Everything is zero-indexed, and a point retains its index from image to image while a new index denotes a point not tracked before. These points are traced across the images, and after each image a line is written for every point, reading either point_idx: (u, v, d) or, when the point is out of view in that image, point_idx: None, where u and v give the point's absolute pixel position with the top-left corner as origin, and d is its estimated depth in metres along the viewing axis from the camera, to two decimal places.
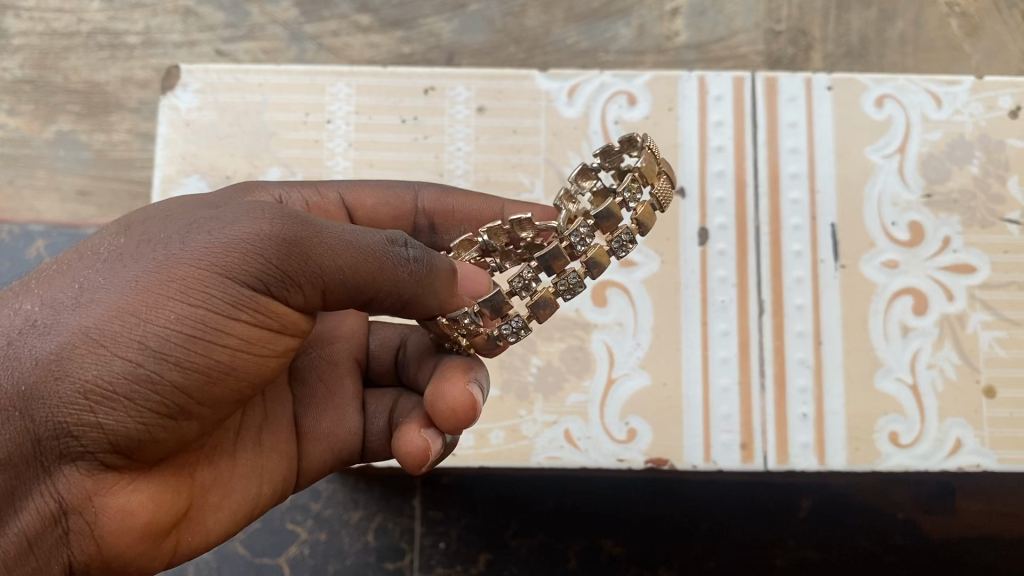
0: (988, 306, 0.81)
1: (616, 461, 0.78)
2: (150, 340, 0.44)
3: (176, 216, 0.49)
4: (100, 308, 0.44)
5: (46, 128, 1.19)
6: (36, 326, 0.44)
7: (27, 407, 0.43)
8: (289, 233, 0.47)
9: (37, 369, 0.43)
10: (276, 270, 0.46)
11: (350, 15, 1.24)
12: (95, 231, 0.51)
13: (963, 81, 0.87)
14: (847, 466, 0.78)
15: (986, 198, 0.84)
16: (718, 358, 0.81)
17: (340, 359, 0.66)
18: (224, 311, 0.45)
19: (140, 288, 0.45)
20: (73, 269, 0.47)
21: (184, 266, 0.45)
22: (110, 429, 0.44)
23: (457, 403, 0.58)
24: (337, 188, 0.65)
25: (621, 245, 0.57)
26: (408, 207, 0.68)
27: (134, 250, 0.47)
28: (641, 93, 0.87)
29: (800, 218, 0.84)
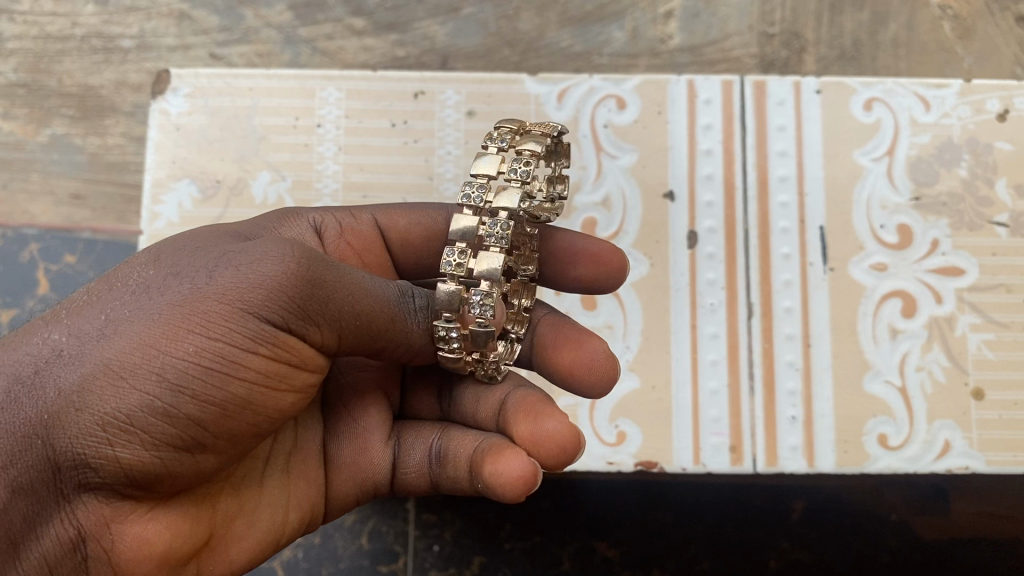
0: (976, 308, 0.82)
1: (606, 465, 0.78)
2: (170, 373, 0.44)
3: (206, 250, 0.50)
4: (124, 340, 0.44)
5: (39, 132, 1.19)
6: (61, 355, 0.45)
7: (48, 435, 0.43)
8: (311, 275, 0.48)
9: (60, 399, 0.43)
10: (297, 307, 0.47)
11: (344, 18, 1.24)
12: (129, 260, 0.51)
13: (952, 84, 0.87)
14: (836, 468, 0.78)
15: (974, 201, 0.84)
16: (707, 361, 0.81)
17: (369, 386, 0.62)
18: (243, 347, 0.45)
19: (164, 321, 0.45)
20: (103, 298, 0.47)
21: (207, 302, 0.45)
22: (127, 462, 0.43)
23: (566, 437, 0.53)
24: (371, 211, 0.66)
25: (521, 168, 0.61)
26: (440, 227, 0.66)
27: (162, 283, 0.47)
28: (630, 97, 0.87)
29: (789, 221, 0.84)
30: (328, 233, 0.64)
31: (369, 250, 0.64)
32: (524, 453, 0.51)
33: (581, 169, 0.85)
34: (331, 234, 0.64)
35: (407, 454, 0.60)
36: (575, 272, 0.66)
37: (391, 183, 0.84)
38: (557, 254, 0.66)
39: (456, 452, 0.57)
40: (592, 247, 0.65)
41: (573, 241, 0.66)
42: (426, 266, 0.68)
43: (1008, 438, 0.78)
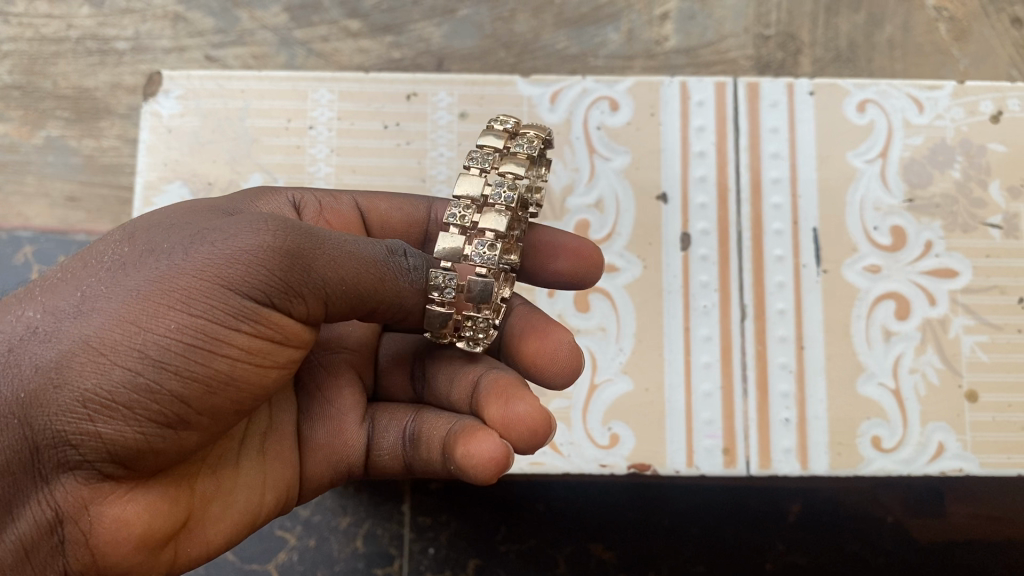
0: (970, 310, 0.81)
1: (599, 467, 0.78)
2: (152, 350, 0.44)
3: (182, 226, 0.50)
4: (103, 317, 0.45)
5: (34, 134, 1.19)
6: (37, 332, 0.45)
7: (26, 412, 0.43)
8: (289, 247, 0.48)
9: (39, 377, 0.43)
10: (277, 281, 0.47)
11: (340, 20, 1.24)
12: (102, 236, 0.51)
13: (945, 86, 0.87)
14: (830, 470, 0.78)
15: (968, 203, 0.84)
16: (700, 363, 0.81)
17: (343, 368, 0.63)
18: (226, 321, 0.46)
19: (144, 298, 0.45)
20: (76, 276, 0.47)
21: (186, 277, 0.46)
22: (109, 438, 0.44)
23: (536, 420, 0.53)
24: (352, 194, 0.66)
25: (525, 146, 0.62)
26: (420, 217, 0.67)
27: (138, 259, 0.47)
28: (623, 99, 0.87)
29: (782, 223, 0.84)
30: (307, 206, 0.64)
31: (349, 227, 0.65)
32: (492, 437, 0.52)
33: (573, 170, 0.85)
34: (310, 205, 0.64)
35: (381, 435, 0.60)
36: (553, 267, 0.66)
37: (383, 185, 0.84)
38: (538, 248, 0.65)
39: (429, 433, 0.58)
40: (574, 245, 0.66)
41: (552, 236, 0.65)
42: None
43: (1002, 440, 0.78)
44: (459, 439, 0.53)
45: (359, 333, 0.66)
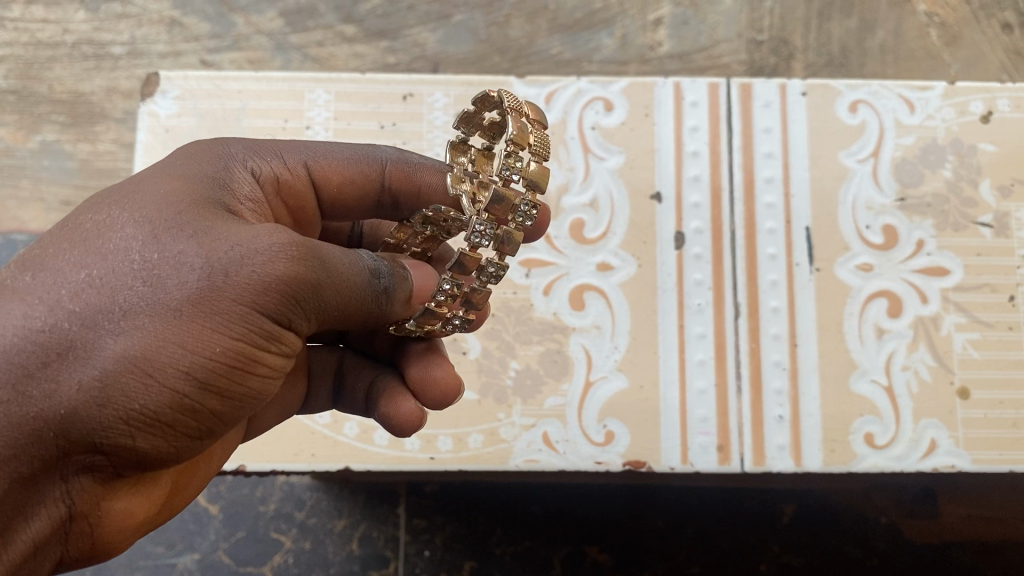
0: (961, 308, 0.82)
1: (594, 464, 0.78)
2: (196, 372, 0.45)
3: (208, 227, 0.48)
4: (144, 336, 0.44)
5: (30, 138, 1.20)
6: (73, 347, 0.44)
7: (65, 429, 0.43)
8: (321, 275, 0.48)
9: (82, 397, 0.43)
10: (308, 308, 0.48)
11: (335, 25, 1.25)
12: (115, 219, 0.48)
13: (935, 86, 0.88)
14: (823, 467, 0.79)
15: (959, 202, 0.85)
16: (695, 361, 0.81)
17: None
18: (260, 344, 0.47)
19: (184, 318, 0.44)
20: (103, 278, 0.45)
21: (228, 300, 0.45)
22: (142, 451, 0.45)
23: (451, 389, 0.65)
24: (302, 160, 0.61)
25: (526, 210, 0.59)
26: (373, 183, 0.64)
27: (170, 265, 0.46)
28: (618, 100, 0.87)
29: (775, 222, 0.84)
30: (265, 182, 0.58)
31: (302, 206, 0.61)
32: (412, 404, 0.65)
33: (569, 170, 0.86)
34: (268, 183, 0.58)
35: (318, 385, 0.68)
36: None
37: None
38: None
39: (359, 387, 0.68)
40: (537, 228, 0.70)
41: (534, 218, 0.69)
42: (354, 216, 0.66)
43: (993, 437, 0.79)
44: (383, 399, 0.65)
45: None
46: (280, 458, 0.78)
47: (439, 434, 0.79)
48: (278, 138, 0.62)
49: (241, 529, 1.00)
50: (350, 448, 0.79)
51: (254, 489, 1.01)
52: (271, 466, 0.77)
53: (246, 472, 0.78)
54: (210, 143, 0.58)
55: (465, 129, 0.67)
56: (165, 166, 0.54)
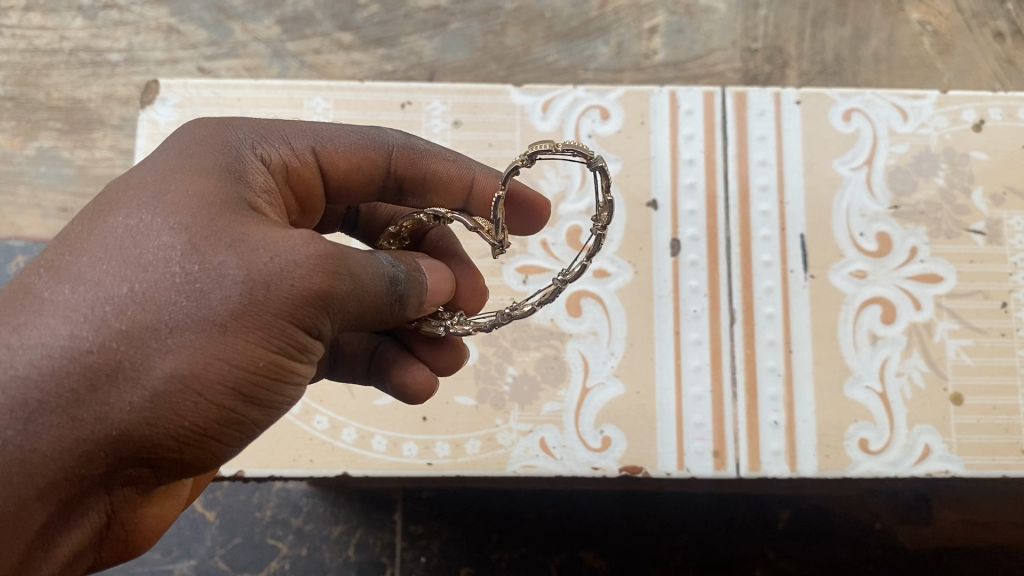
0: (954, 315, 0.83)
1: (591, 470, 0.79)
2: (241, 387, 0.47)
3: (242, 235, 0.49)
4: (191, 353, 0.46)
5: (27, 145, 1.20)
6: (123, 366, 0.45)
7: (117, 444, 0.46)
8: (354, 285, 0.50)
9: (134, 416, 0.45)
10: (341, 317, 0.50)
11: (332, 33, 1.26)
12: (148, 226, 0.49)
13: (928, 95, 0.89)
14: (818, 473, 0.79)
15: (952, 209, 0.85)
16: (691, 367, 0.82)
17: None
18: (296, 353, 0.49)
19: (228, 333, 0.46)
20: (145, 293, 0.46)
21: (267, 314, 0.47)
22: (186, 458, 0.48)
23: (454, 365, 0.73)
24: (309, 147, 0.62)
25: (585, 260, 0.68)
26: (379, 171, 0.65)
27: (211, 279, 0.47)
28: (614, 108, 0.88)
29: (770, 229, 0.85)
30: (275, 170, 0.59)
31: (311, 192, 0.62)
32: (432, 377, 0.71)
33: (566, 177, 0.86)
34: (277, 171, 0.59)
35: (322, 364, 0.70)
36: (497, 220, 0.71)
37: None
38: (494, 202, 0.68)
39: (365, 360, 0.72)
40: (543, 221, 0.71)
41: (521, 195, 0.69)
42: (356, 200, 0.67)
43: (986, 442, 0.79)
44: (403, 372, 0.70)
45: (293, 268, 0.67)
46: (278, 464, 0.78)
47: (437, 440, 0.80)
48: (282, 120, 0.63)
49: (238, 535, 1.00)
50: (348, 454, 0.79)
51: (251, 495, 1.02)
52: (270, 472, 0.78)
53: (244, 478, 0.78)
54: (215, 130, 0.58)
55: (528, 157, 0.61)
56: (182, 160, 0.53)
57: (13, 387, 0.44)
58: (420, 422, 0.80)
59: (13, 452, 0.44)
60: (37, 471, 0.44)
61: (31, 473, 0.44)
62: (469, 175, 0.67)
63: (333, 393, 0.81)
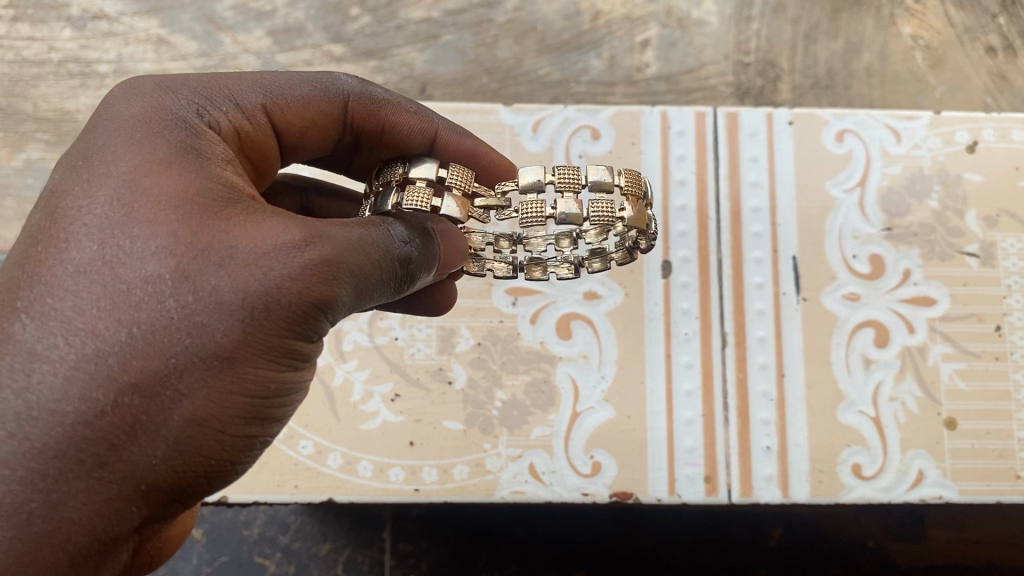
0: (948, 338, 0.82)
1: (580, 496, 0.78)
2: (258, 412, 0.47)
3: (230, 247, 0.47)
4: (208, 393, 0.44)
5: (14, 156, 1.18)
6: (140, 418, 0.43)
7: (145, 497, 0.44)
8: (353, 281, 0.50)
9: (161, 467, 0.44)
10: (339, 314, 0.50)
11: (323, 45, 1.25)
12: (131, 254, 0.45)
13: (921, 116, 0.88)
14: (811, 498, 0.78)
15: (945, 231, 0.85)
16: (682, 391, 0.81)
17: None
18: (301, 361, 0.49)
19: (239, 364, 0.45)
20: (146, 337, 0.44)
21: (275, 332, 0.46)
22: (207, 492, 0.47)
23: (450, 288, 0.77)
24: (260, 103, 0.58)
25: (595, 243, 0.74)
26: (336, 124, 0.64)
27: (211, 308, 0.45)
28: (605, 128, 0.87)
29: (762, 251, 0.84)
30: (228, 136, 0.55)
31: (268, 153, 0.59)
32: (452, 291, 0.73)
33: None
34: (230, 137, 0.55)
35: None
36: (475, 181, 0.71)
37: None
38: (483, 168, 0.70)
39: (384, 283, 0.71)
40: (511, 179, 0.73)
41: (489, 156, 0.70)
42: (309, 155, 0.65)
43: (980, 467, 0.79)
44: (437, 291, 0.71)
45: None
46: (262, 489, 0.77)
47: (424, 465, 0.78)
48: (220, 74, 0.58)
49: (225, 553, 0.98)
50: (333, 479, 0.78)
51: (238, 513, 1.00)
52: (254, 497, 0.76)
53: (228, 503, 0.77)
54: (155, 102, 0.52)
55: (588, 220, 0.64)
56: (135, 158, 0.49)
57: (29, 461, 0.42)
58: (407, 447, 0.79)
59: (40, 526, 0.41)
60: (68, 543, 0.42)
61: (62, 545, 0.42)
62: (432, 128, 0.67)
63: (318, 416, 0.79)
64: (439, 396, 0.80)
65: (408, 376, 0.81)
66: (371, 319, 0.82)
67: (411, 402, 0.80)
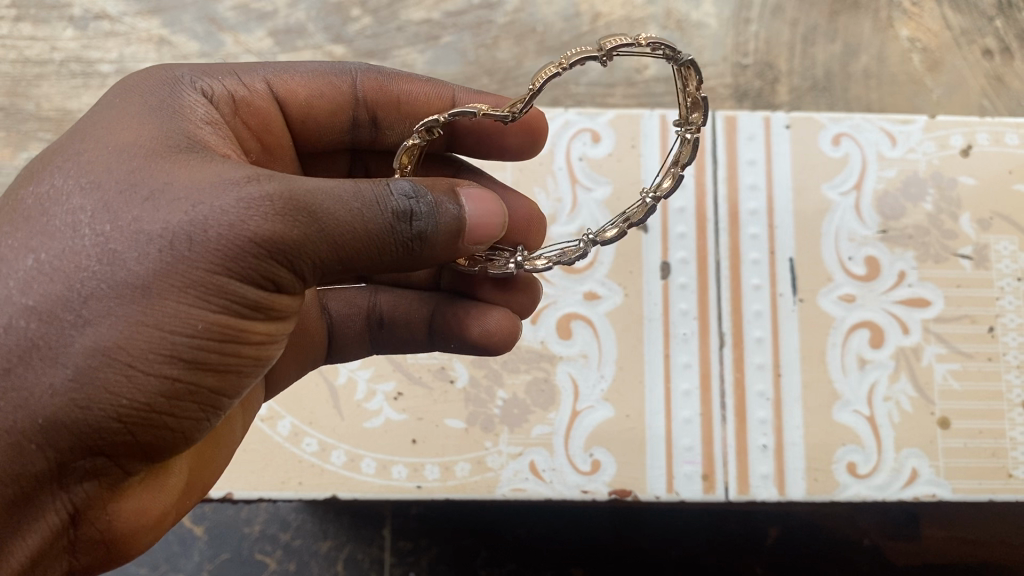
0: (942, 339, 0.83)
1: (580, 493, 0.79)
2: (180, 352, 0.47)
3: (164, 185, 0.49)
4: (114, 323, 0.46)
5: (16, 155, 1.20)
6: (42, 344, 0.46)
7: (47, 434, 0.46)
8: (303, 225, 0.48)
9: (61, 399, 0.45)
10: (293, 264, 0.49)
11: (324, 46, 1.26)
12: (63, 193, 0.50)
13: (916, 120, 0.89)
14: (806, 496, 0.80)
15: (940, 234, 0.86)
16: (680, 391, 0.82)
17: (344, 325, 0.74)
18: (244, 309, 0.49)
19: (154, 296, 0.46)
20: (58, 265, 0.47)
21: (198, 271, 0.47)
22: (134, 438, 0.48)
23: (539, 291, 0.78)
24: (263, 77, 0.65)
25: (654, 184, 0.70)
26: (348, 97, 0.68)
27: (126, 240, 0.47)
28: (605, 131, 0.88)
29: (759, 253, 0.86)
30: (221, 102, 0.62)
31: (268, 122, 0.65)
32: (514, 323, 0.73)
33: (556, 201, 0.87)
34: (224, 102, 0.62)
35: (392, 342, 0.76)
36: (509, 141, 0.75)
37: None
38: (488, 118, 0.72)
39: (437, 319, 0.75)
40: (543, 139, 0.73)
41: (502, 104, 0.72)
42: (330, 137, 0.71)
43: (973, 465, 0.80)
44: (474, 318, 0.72)
45: (342, 317, 0.75)
46: (266, 486, 0.78)
47: (425, 463, 0.80)
48: (231, 63, 0.66)
49: (226, 551, 1.00)
50: (337, 477, 0.79)
51: (239, 511, 1.01)
52: (258, 493, 0.78)
53: (233, 500, 0.78)
54: (158, 72, 0.59)
55: (607, 53, 0.63)
56: (107, 115, 0.54)
57: None
58: (409, 445, 0.80)
59: None
60: None
61: None
62: (447, 94, 0.70)
63: (323, 414, 0.81)
64: (441, 394, 0.81)
65: (411, 374, 0.82)
66: None
67: (413, 401, 0.81)
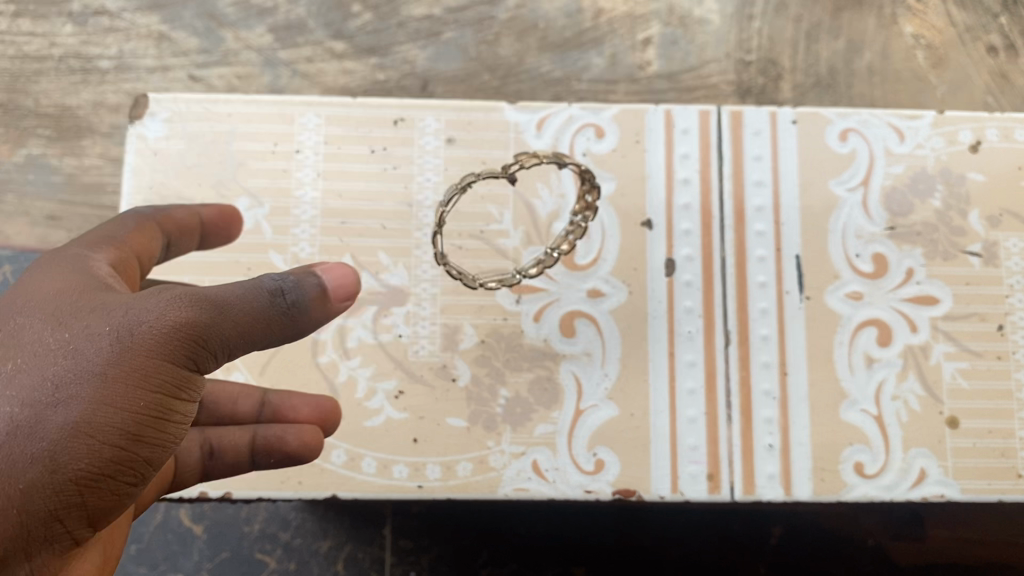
0: (951, 337, 0.82)
1: (583, 493, 0.78)
2: (127, 428, 0.52)
3: (106, 305, 0.56)
4: (70, 406, 0.52)
5: (14, 152, 1.21)
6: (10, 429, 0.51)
7: (16, 509, 0.51)
8: (215, 314, 0.53)
9: (29, 476, 0.51)
10: (212, 350, 0.53)
11: (325, 41, 1.25)
12: (20, 316, 0.57)
13: (925, 115, 0.88)
14: (813, 496, 0.79)
15: (948, 231, 0.85)
16: (685, 389, 0.81)
17: (192, 457, 0.74)
18: (179, 391, 0.54)
19: (105, 380, 0.52)
20: (18, 366, 0.53)
21: (139, 359, 0.52)
22: (85, 504, 0.53)
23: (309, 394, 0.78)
24: (82, 250, 0.67)
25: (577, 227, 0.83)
26: (130, 228, 0.74)
27: (78, 343, 0.53)
28: (609, 126, 0.87)
29: (766, 250, 0.84)
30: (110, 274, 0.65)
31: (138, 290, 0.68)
32: (320, 433, 0.76)
33: (560, 197, 0.85)
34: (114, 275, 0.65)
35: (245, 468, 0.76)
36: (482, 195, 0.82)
37: (370, 209, 0.84)
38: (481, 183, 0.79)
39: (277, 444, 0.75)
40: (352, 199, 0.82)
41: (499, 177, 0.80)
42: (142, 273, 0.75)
43: (981, 466, 0.79)
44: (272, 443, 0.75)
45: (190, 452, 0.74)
46: (265, 485, 0.78)
47: (427, 462, 0.79)
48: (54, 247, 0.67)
49: (225, 549, 0.99)
50: (337, 476, 0.78)
51: (239, 509, 1.00)
52: (258, 493, 0.77)
53: (232, 499, 0.78)
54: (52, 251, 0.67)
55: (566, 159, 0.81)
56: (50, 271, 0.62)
57: None
58: (410, 444, 0.79)
59: None
60: None
61: None
62: (154, 219, 0.76)
63: None
64: (442, 393, 0.80)
65: (411, 373, 0.81)
66: (376, 315, 0.82)
67: (414, 399, 0.80)
